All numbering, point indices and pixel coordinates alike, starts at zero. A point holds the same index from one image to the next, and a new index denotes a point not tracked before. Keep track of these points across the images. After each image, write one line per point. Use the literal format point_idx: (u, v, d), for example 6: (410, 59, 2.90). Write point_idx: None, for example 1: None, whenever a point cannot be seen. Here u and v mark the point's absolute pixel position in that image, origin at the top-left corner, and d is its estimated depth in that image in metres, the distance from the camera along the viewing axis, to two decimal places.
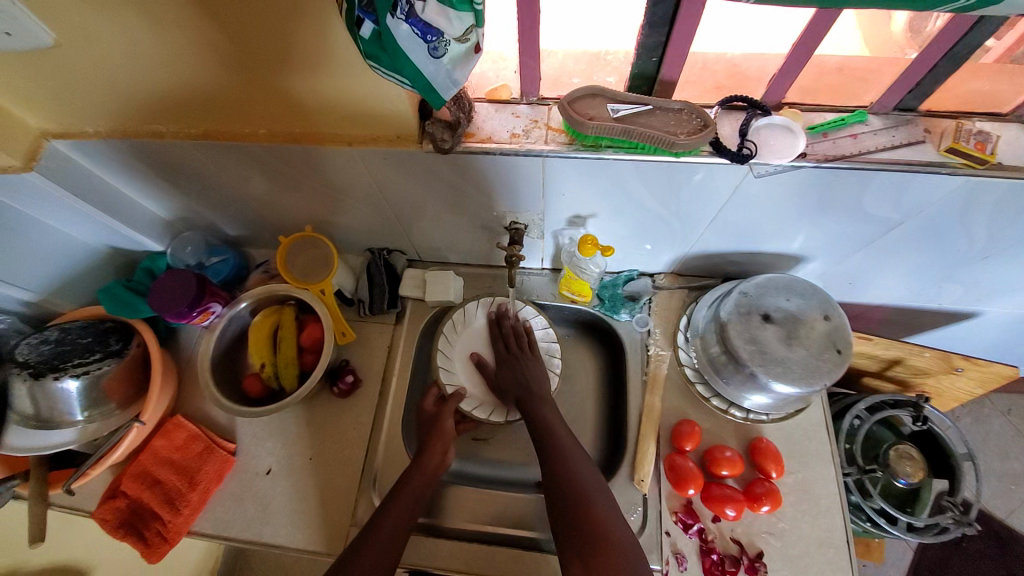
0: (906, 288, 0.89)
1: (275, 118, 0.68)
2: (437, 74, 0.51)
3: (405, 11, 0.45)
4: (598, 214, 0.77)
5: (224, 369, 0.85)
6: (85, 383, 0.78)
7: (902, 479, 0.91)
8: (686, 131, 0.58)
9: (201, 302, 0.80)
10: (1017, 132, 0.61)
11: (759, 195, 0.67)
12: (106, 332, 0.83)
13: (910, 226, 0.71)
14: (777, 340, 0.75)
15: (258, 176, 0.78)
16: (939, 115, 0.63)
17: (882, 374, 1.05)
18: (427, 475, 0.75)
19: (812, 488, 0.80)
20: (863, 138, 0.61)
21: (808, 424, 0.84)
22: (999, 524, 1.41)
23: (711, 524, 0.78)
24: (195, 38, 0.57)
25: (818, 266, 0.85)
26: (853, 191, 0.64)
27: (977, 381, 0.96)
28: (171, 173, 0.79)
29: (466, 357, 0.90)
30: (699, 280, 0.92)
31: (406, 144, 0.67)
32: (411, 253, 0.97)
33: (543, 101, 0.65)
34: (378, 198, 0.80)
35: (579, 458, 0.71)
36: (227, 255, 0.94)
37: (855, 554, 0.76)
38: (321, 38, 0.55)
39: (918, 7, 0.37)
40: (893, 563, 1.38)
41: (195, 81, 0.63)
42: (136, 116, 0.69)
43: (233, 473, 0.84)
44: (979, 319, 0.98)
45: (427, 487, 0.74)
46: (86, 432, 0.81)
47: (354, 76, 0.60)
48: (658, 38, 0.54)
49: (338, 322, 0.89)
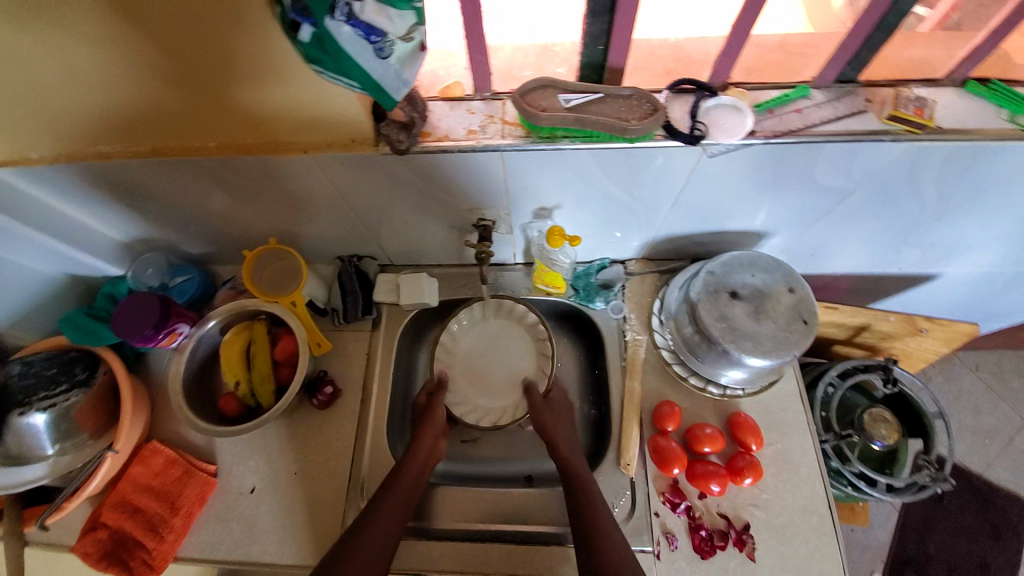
0: (866, 256, 0.92)
1: (225, 130, 0.67)
2: (386, 74, 0.50)
3: (345, 13, 0.45)
4: (563, 205, 0.77)
5: (199, 391, 0.84)
6: (53, 416, 0.77)
7: (878, 441, 0.93)
8: (638, 116, 0.59)
9: (166, 324, 0.79)
10: (953, 96, 0.64)
11: (716, 175, 0.68)
12: (70, 362, 0.80)
13: (863, 194, 0.73)
14: (745, 315, 0.77)
15: (215, 191, 0.77)
16: (880, 85, 0.65)
17: (852, 341, 1.08)
18: (423, 463, 0.75)
19: (792, 458, 0.82)
20: (808, 113, 0.63)
21: (783, 395, 0.86)
22: (977, 478, 1.47)
23: (698, 501, 0.79)
24: (133, 55, 0.55)
25: (781, 240, 0.87)
26: (804, 164, 0.66)
27: (942, 341, 1.00)
28: (124, 194, 0.77)
29: (462, 360, 0.91)
30: (668, 263, 0.93)
31: (361, 148, 0.66)
32: (381, 258, 0.97)
33: (497, 95, 0.65)
34: (342, 205, 0.79)
35: (582, 466, 0.74)
36: (191, 274, 0.92)
37: (837, 518, 0.78)
38: (263, 47, 0.55)
39: None
40: (880, 525, 1.43)
41: (138, 97, 0.61)
42: (80, 138, 0.67)
43: (216, 495, 0.82)
44: (939, 281, 1.02)
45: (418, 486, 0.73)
46: (58, 466, 0.78)
47: (300, 82, 0.59)
48: (601, 26, 0.55)
49: (311, 333, 0.88)
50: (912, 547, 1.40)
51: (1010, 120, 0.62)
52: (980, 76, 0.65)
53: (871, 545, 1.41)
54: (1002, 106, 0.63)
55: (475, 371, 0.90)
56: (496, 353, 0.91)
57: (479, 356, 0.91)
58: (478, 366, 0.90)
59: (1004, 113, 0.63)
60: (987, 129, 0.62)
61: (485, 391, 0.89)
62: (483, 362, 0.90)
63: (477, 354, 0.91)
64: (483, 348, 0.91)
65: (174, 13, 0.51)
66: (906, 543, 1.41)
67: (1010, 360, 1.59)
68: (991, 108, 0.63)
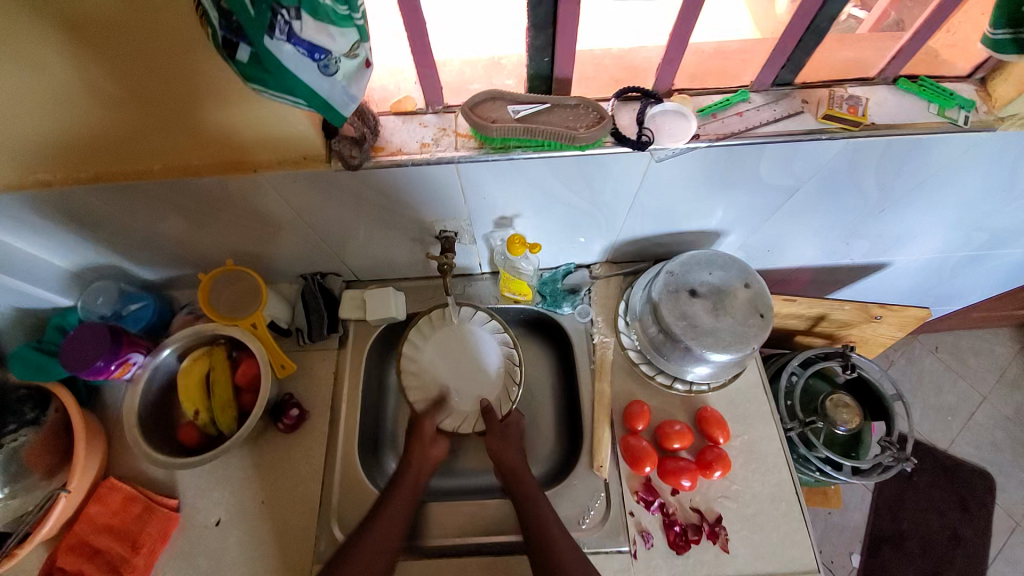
0: (819, 249, 0.96)
1: (171, 152, 0.65)
2: (333, 91, 0.50)
3: (285, 32, 0.44)
4: (523, 213, 0.78)
5: (157, 422, 0.81)
6: (1, 458, 0.73)
7: (841, 426, 0.97)
8: (585, 124, 0.61)
9: (118, 354, 0.76)
10: (886, 93, 0.68)
11: (667, 178, 0.70)
12: (18, 401, 0.76)
13: (808, 190, 0.76)
14: (705, 312, 0.79)
15: (167, 214, 0.74)
16: (815, 86, 0.69)
17: (813, 332, 1.12)
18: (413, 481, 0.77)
19: (759, 448, 0.84)
20: (749, 115, 0.66)
21: (748, 387, 0.89)
22: (942, 454, 1.54)
23: (671, 498, 0.81)
24: (68, 79, 0.54)
25: (737, 237, 0.90)
26: (748, 164, 0.69)
27: (896, 325, 1.05)
28: (70, 222, 0.74)
29: (430, 366, 0.89)
30: (632, 264, 0.95)
31: (313, 164, 0.66)
32: (347, 274, 0.95)
33: (448, 109, 0.66)
34: (301, 223, 0.78)
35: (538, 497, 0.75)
36: (147, 300, 0.89)
37: (805, 503, 0.80)
38: (205, 67, 0.54)
39: None
40: (855, 507, 1.48)
41: (75, 121, 0.59)
42: (14, 166, 0.64)
43: (180, 530, 0.79)
44: (889, 269, 1.07)
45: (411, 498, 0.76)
46: (8, 510, 0.73)
47: (246, 102, 0.59)
48: (545, 38, 0.57)
49: (274, 355, 0.85)
50: (887, 526, 1.45)
51: (938, 113, 0.66)
52: (910, 73, 0.69)
53: (848, 527, 1.46)
54: (931, 100, 0.67)
55: (443, 377, 0.88)
56: (463, 360, 0.89)
57: (447, 362, 0.89)
58: (448, 372, 0.89)
59: (933, 107, 0.67)
60: (917, 124, 0.66)
61: (454, 398, 0.88)
62: (452, 369, 0.89)
63: (444, 359, 0.89)
64: (449, 354, 0.90)
65: (109, 35, 0.50)
66: (880, 523, 1.46)
67: (964, 340, 1.67)
68: (921, 103, 0.67)
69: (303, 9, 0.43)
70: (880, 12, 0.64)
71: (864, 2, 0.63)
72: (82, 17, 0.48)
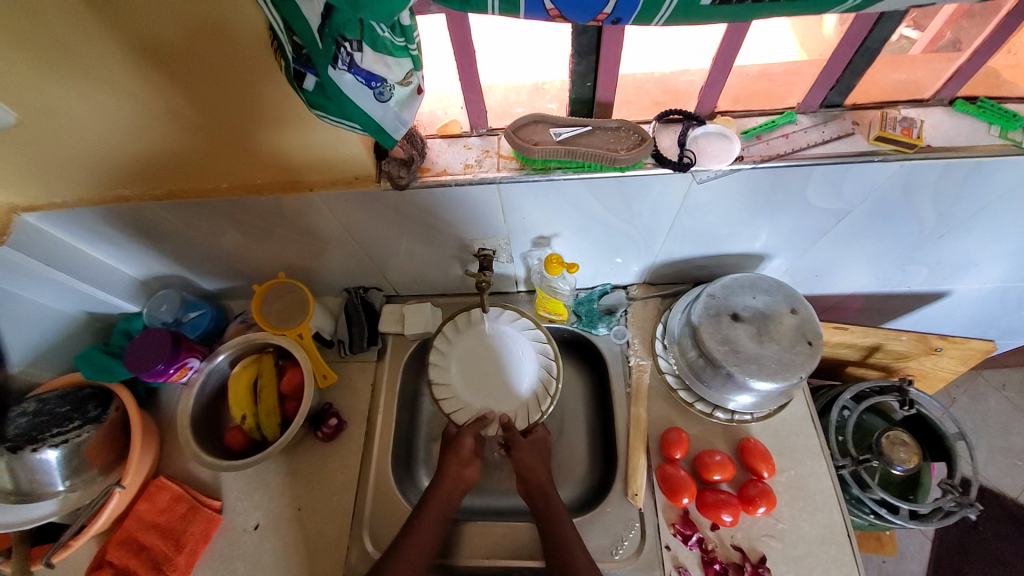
0: (873, 275, 0.91)
1: (238, 172, 0.71)
2: (386, 116, 0.53)
3: (347, 62, 0.47)
4: (561, 233, 0.79)
5: (207, 425, 0.85)
6: (64, 452, 0.77)
7: (899, 466, 0.89)
8: (626, 147, 0.62)
9: (177, 358, 0.81)
10: (942, 115, 0.65)
11: (708, 200, 0.70)
12: (83, 399, 0.81)
13: (859, 214, 0.73)
14: (748, 337, 0.76)
15: (227, 229, 0.80)
16: (865, 108, 0.67)
17: (866, 362, 1.05)
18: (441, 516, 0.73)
19: (806, 485, 0.79)
20: (795, 137, 0.65)
21: (794, 418, 0.84)
22: (1013, 503, 1.39)
23: (710, 533, 0.77)
24: (155, 104, 0.60)
25: (783, 261, 0.87)
26: (794, 187, 0.67)
27: (958, 359, 0.97)
28: (143, 233, 0.80)
29: (461, 357, 0.89)
30: (670, 287, 0.94)
31: (364, 184, 0.70)
32: (387, 289, 0.99)
33: (492, 132, 0.69)
34: (349, 239, 0.82)
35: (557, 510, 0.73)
36: (205, 309, 0.95)
37: (858, 548, 0.75)
38: (271, 94, 0.59)
39: (819, 9, 0.40)
40: (913, 556, 1.35)
41: (157, 143, 0.65)
42: (102, 182, 0.71)
43: (220, 532, 0.82)
44: (950, 298, 1.00)
45: (444, 511, 0.73)
46: (68, 502, 0.79)
47: (307, 127, 0.63)
48: (588, 65, 0.58)
49: (318, 364, 0.89)
50: None
51: (1001, 136, 0.63)
52: (968, 94, 0.66)
53: None
54: (993, 122, 0.63)
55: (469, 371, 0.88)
56: (489, 364, 0.88)
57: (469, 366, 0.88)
58: (477, 373, 0.87)
59: (995, 129, 0.63)
60: (976, 146, 0.62)
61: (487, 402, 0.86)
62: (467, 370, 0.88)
63: (476, 358, 0.88)
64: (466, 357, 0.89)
65: (193, 66, 0.56)
66: None
67: None
68: (982, 125, 0.64)
69: (364, 41, 0.45)
70: (935, 33, 0.60)
71: (918, 22, 0.59)
72: (179, 54, 0.54)
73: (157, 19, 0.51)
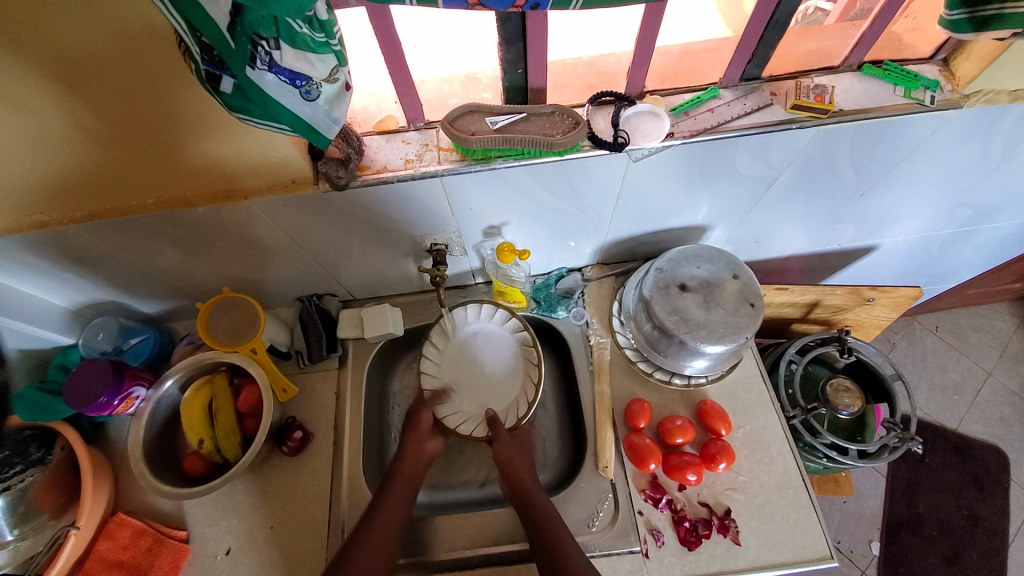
0: (807, 236, 0.98)
1: (165, 185, 0.67)
2: (316, 115, 0.52)
3: (266, 62, 0.45)
4: (511, 221, 0.80)
5: (160, 454, 0.81)
6: (8, 500, 0.71)
7: (844, 410, 0.96)
8: (561, 131, 0.63)
9: (121, 388, 0.77)
10: (852, 79, 0.70)
11: (647, 176, 0.72)
12: (23, 442, 0.75)
13: (786, 178, 0.78)
14: (696, 305, 0.80)
15: (160, 246, 0.76)
16: (781, 79, 0.71)
17: (808, 318, 1.13)
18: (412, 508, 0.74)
19: (762, 438, 0.84)
20: (719, 110, 0.68)
21: (746, 377, 0.89)
22: (951, 433, 1.53)
23: (678, 494, 0.81)
24: (62, 118, 0.56)
25: (723, 231, 0.91)
26: (723, 158, 0.70)
27: (889, 307, 1.06)
28: (68, 259, 0.75)
29: (455, 351, 0.89)
30: (622, 264, 0.97)
31: (303, 188, 0.68)
32: (343, 294, 0.97)
33: (429, 125, 0.69)
34: (297, 247, 0.80)
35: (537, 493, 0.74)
36: (146, 334, 0.90)
37: (813, 490, 0.80)
38: (191, 100, 0.56)
39: None
40: (870, 493, 1.47)
41: (70, 160, 0.61)
42: (14, 208, 0.65)
43: (190, 562, 0.79)
44: (878, 251, 1.09)
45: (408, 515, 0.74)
46: (19, 551, 0.73)
47: (234, 132, 0.61)
48: (517, 51, 0.59)
49: (275, 379, 0.86)
50: (904, 510, 1.44)
51: (905, 95, 0.68)
52: (873, 59, 0.71)
53: (865, 515, 1.44)
54: (897, 83, 0.69)
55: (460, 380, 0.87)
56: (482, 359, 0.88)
57: (466, 368, 0.88)
58: (465, 372, 0.88)
59: (900, 89, 0.69)
60: (883, 107, 0.68)
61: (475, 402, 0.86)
62: (486, 388, 0.87)
63: (472, 351, 0.89)
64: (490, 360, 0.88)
65: (102, 74, 0.52)
66: (896, 508, 1.44)
67: (963, 317, 1.68)
68: (888, 87, 0.69)
69: (282, 40, 0.44)
70: (846, 3, 0.64)
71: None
72: (86, 61, 0.50)
73: (58, 23, 0.47)
